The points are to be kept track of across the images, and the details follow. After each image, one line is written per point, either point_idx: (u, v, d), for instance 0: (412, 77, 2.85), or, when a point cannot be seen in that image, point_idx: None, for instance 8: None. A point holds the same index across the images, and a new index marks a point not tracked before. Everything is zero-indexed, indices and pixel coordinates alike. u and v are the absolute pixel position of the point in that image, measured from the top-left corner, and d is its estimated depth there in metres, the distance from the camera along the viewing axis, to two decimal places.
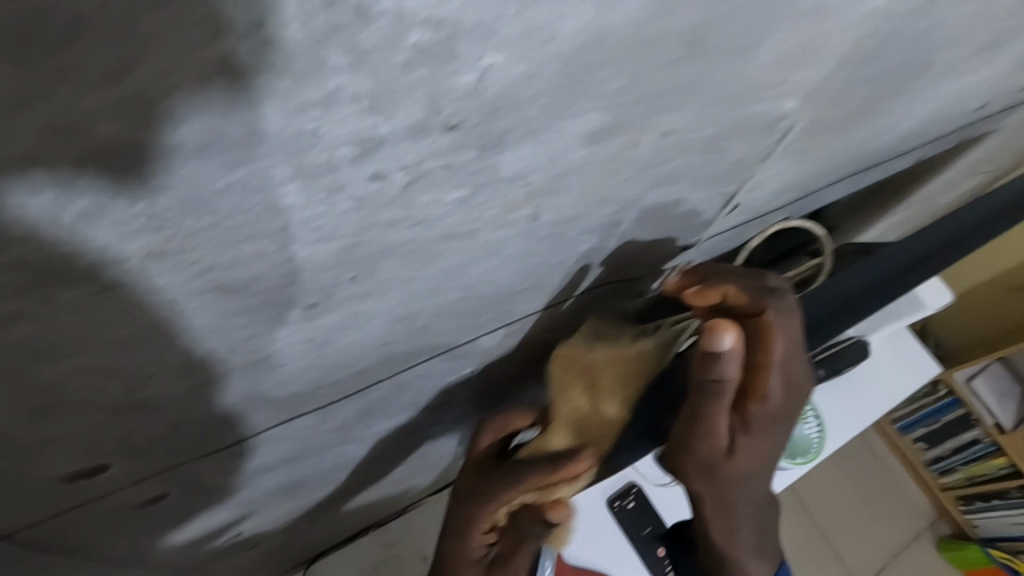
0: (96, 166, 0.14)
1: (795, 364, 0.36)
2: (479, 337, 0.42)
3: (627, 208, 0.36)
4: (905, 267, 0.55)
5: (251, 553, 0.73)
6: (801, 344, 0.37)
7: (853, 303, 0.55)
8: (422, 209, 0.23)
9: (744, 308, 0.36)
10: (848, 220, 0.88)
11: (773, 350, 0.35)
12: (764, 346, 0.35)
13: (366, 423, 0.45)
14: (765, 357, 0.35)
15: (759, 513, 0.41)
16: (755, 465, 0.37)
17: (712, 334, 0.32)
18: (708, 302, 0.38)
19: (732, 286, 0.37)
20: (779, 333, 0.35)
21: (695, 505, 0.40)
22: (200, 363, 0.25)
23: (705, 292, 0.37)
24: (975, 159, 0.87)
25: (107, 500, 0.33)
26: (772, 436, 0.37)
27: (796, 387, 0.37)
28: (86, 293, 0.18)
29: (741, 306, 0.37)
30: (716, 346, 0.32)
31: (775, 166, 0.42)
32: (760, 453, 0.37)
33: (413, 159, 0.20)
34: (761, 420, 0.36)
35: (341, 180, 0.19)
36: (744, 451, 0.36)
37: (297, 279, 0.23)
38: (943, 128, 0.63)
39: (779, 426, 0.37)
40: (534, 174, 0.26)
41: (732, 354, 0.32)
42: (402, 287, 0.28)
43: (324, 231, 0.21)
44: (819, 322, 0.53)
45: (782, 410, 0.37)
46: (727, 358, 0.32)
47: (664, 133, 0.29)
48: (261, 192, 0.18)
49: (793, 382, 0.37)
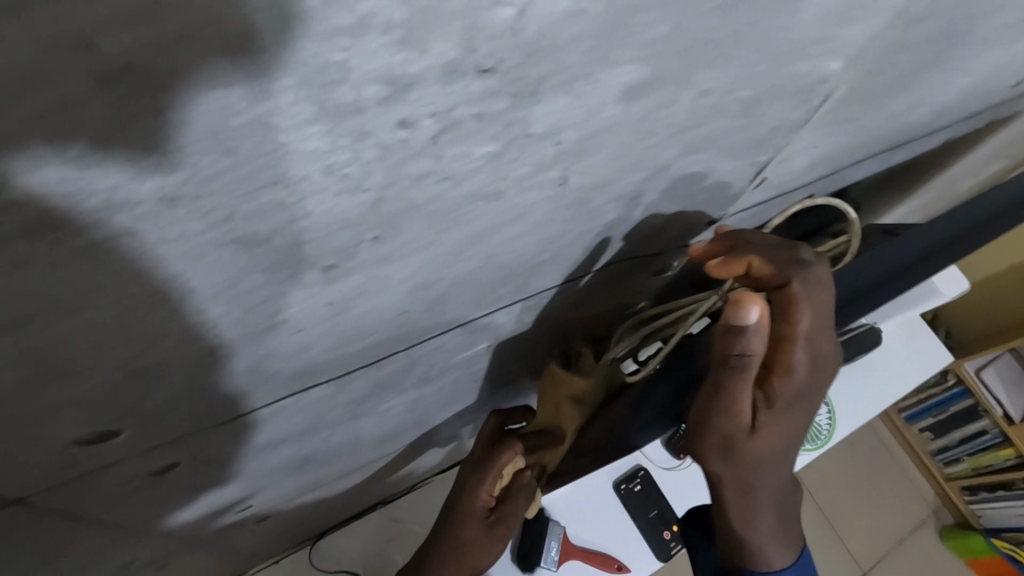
0: (105, 87, 0.13)
1: (823, 339, 0.34)
2: (498, 310, 0.41)
3: (655, 176, 0.34)
4: (932, 248, 0.53)
5: (261, 528, 0.73)
6: (830, 317, 0.34)
7: (878, 284, 0.54)
8: (451, 164, 0.22)
9: (770, 278, 0.35)
10: (868, 203, 0.86)
11: (799, 322, 0.33)
12: (788, 317, 0.33)
13: (379, 397, 0.45)
14: (790, 329, 0.33)
15: (780, 497, 0.38)
16: (779, 446, 0.35)
17: (738, 307, 0.29)
18: (731, 274, 0.37)
19: (757, 256, 0.35)
20: (805, 305, 0.33)
21: (714, 488, 0.37)
22: (215, 324, 0.24)
23: (728, 264, 0.36)
24: (1001, 142, 0.85)
25: (117, 468, 0.32)
26: (799, 415, 0.35)
27: (824, 363, 0.34)
28: (97, 240, 0.17)
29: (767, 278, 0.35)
30: (741, 317, 0.29)
31: (806, 137, 0.41)
32: (786, 434, 0.35)
33: (444, 105, 0.19)
34: (787, 397, 0.33)
35: (370, 125, 0.18)
36: (768, 430, 0.34)
37: (317, 235, 0.22)
38: (975, 106, 0.61)
39: (806, 405, 0.35)
40: (567, 132, 0.25)
41: (758, 326, 0.29)
42: (425, 251, 0.27)
43: (347, 181, 0.20)
44: (844, 303, 0.52)
45: (810, 388, 0.34)
46: (754, 330, 0.29)
47: (701, 92, 0.27)
48: (282, 133, 0.16)
49: (820, 358, 0.34)
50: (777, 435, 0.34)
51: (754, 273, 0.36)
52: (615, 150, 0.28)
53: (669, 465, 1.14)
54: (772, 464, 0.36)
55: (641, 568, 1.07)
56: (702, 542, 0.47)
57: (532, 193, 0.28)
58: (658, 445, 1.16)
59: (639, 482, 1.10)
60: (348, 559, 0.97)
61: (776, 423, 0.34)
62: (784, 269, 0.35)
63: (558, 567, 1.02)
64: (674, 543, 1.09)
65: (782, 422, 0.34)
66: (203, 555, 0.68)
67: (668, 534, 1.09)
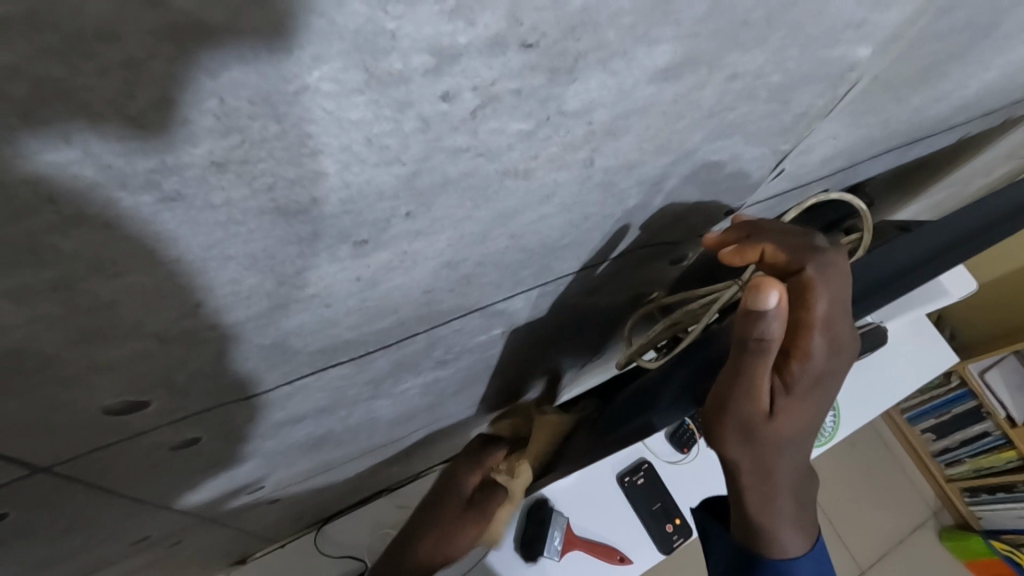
0: (171, 45, 0.13)
1: (840, 324, 0.34)
2: (516, 295, 0.42)
3: (679, 162, 0.34)
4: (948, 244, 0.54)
5: (271, 510, 0.74)
6: (847, 302, 0.35)
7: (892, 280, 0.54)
8: (487, 139, 0.22)
9: (782, 265, 0.36)
10: (881, 200, 0.86)
11: (815, 307, 0.33)
12: (803, 304, 0.33)
13: (395, 379, 0.45)
14: (806, 315, 0.33)
15: (796, 483, 0.39)
16: (797, 431, 0.35)
17: (756, 292, 0.29)
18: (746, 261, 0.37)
19: (771, 244, 0.36)
20: (821, 291, 0.33)
21: (731, 473, 0.37)
22: (248, 295, 0.24)
23: (743, 252, 0.37)
24: (1015, 141, 0.86)
25: (142, 440, 0.33)
26: (817, 401, 0.35)
27: (841, 349, 0.34)
28: (145, 203, 0.17)
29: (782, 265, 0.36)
30: (759, 302, 0.29)
31: (829, 126, 0.41)
32: (803, 420, 0.35)
33: (487, 78, 0.19)
34: (804, 383, 0.34)
35: (416, 94, 0.18)
36: (786, 414, 0.34)
37: (354, 207, 0.22)
38: (993, 104, 0.61)
39: (823, 392, 0.35)
40: (599, 112, 0.25)
41: (777, 311, 0.29)
42: (453, 228, 0.27)
43: (388, 152, 0.20)
44: (858, 297, 0.52)
45: (828, 374, 0.34)
46: (775, 314, 0.30)
47: (731, 76, 0.28)
48: (332, 99, 0.17)
49: (839, 343, 0.34)
50: (794, 420, 0.34)
51: (768, 260, 0.36)
52: (642, 133, 0.28)
53: (675, 458, 1.16)
54: (789, 450, 0.36)
55: (643, 560, 1.08)
56: (714, 527, 0.47)
57: (560, 174, 0.28)
58: (662, 438, 1.17)
59: (643, 476, 1.12)
60: (353, 544, 0.98)
61: (793, 408, 0.34)
62: (798, 256, 0.35)
63: (561, 557, 1.03)
64: (676, 536, 1.09)
65: (800, 407, 0.34)
66: (215, 534, 0.69)
67: (671, 527, 1.10)
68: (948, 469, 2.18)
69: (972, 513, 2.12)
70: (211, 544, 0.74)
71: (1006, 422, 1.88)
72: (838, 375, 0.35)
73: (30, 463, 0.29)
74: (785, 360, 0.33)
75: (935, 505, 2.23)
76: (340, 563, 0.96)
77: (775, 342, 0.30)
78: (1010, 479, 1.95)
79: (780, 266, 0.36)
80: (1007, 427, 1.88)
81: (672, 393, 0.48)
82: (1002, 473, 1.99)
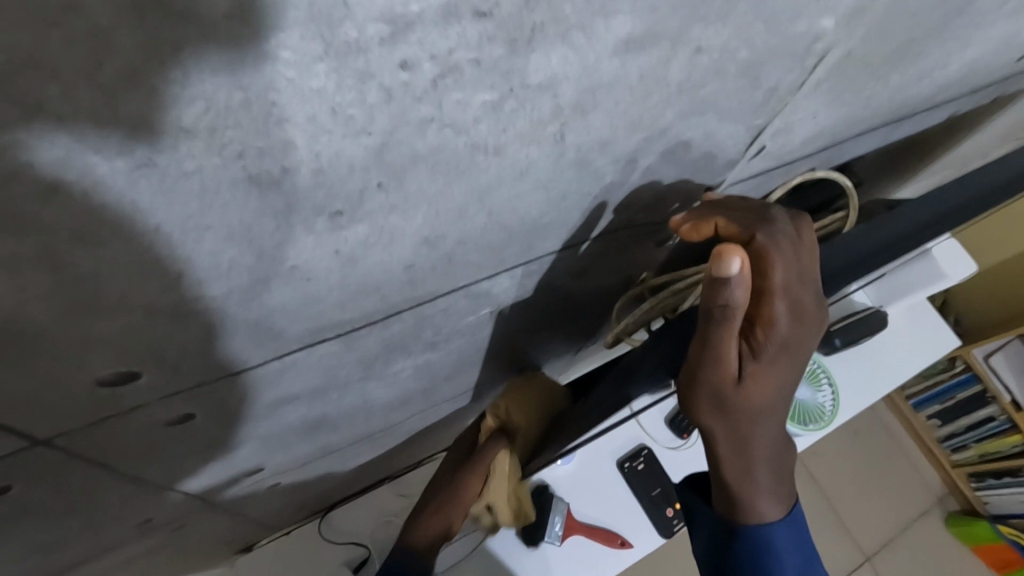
0: (131, 13, 0.14)
1: (803, 291, 0.35)
2: (499, 275, 0.43)
3: (654, 138, 0.35)
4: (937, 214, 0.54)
5: (275, 497, 0.76)
6: (810, 270, 0.36)
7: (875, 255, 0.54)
8: (452, 111, 0.23)
9: (737, 237, 0.37)
10: (873, 181, 0.87)
11: (773, 274, 0.34)
12: (762, 272, 0.34)
13: (385, 359, 0.46)
14: (766, 282, 0.34)
15: (775, 451, 0.39)
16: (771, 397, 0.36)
17: (720, 258, 0.30)
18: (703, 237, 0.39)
19: (723, 218, 0.37)
20: (777, 258, 0.34)
21: (707, 442, 0.38)
22: (229, 268, 0.25)
23: (698, 227, 0.38)
24: (1009, 120, 0.86)
25: (138, 415, 0.34)
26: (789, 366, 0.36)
27: (807, 315, 0.35)
28: (119, 171, 0.18)
29: (736, 236, 0.37)
30: (723, 268, 0.30)
31: (807, 101, 0.41)
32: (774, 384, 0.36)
33: (444, 48, 0.20)
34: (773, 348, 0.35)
35: (376, 65, 0.19)
36: (756, 381, 0.35)
37: (325, 179, 0.23)
38: (980, 80, 0.62)
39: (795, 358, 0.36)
40: (565, 85, 0.26)
41: (741, 278, 0.30)
42: (428, 204, 0.28)
43: (354, 123, 0.21)
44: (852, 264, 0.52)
45: (795, 340, 0.35)
46: (736, 282, 0.30)
47: (697, 51, 0.28)
48: (293, 69, 0.18)
49: (804, 309, 0.35)
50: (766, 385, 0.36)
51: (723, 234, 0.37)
52: (611, 108, 0.29)
53: (673, 444, 1.17)
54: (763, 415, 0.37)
55: (644, 544, 1.09)
56: (698, 502, 0.48)
57: (532, 149, 0.29)
58: (661, 423, 1.18)
59: (643, 461, 1.13)
60: (358, 530, 1.00)
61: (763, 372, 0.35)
62: (750, 226, 0.36)
63: (562, 541, 1.04)
64: (676, 520, 1.10)
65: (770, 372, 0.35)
66: (220, 520, 0.71)
67: (671, 511, 1.11)
68: (954, 454, 2.17)
69: (978, 498, 2.11)
70: (217, 530, 0.75)
71: (1010, 406, 1.87)
72: (807, 341, 0.36)
73: (30, 436, 0.30)
74: (750, 328, 0.34)
75: (942, 490, 2.23)
76: (345, 550, 0.97)
77: (741, 309, 0.31)
78: (1015, 463, 1.95)
79: (736, 238, 0.37)
80: (1012, 411, 1.87)
81: (654, 368, 0.48)
82: (1007, 457, 1.98)
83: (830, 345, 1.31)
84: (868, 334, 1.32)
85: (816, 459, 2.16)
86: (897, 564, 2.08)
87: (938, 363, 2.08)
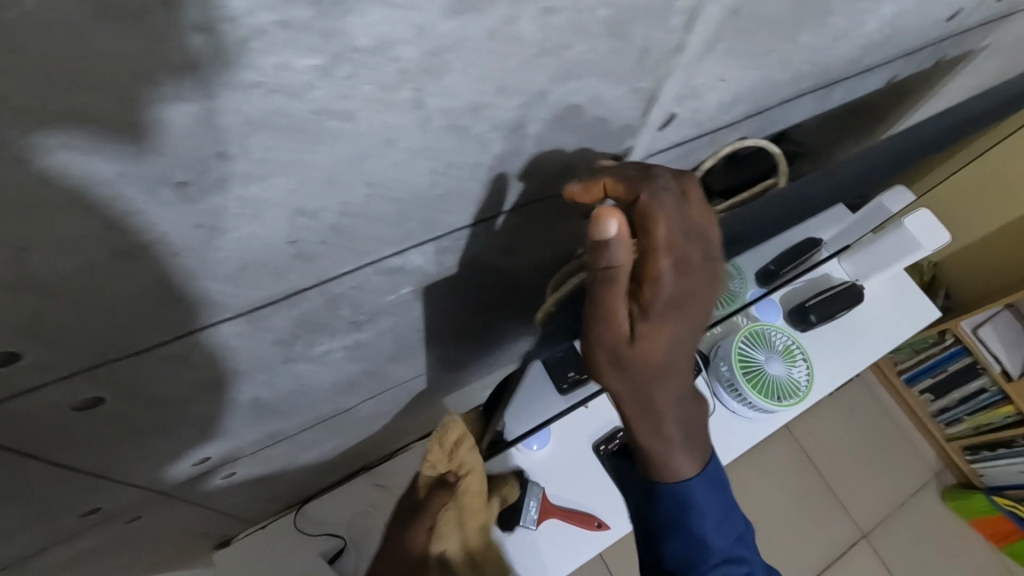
0: None
1: (690, 248, 0.36)
2: (408, 251, 0.43)
3: (535, 104, 0.35)
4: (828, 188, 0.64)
5: (242, 490, 0.77)
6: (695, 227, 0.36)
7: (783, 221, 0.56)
8: (277, 75, 0.24)
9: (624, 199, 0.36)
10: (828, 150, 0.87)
11: (657, 233, 0.35)
12: (647, 230, 0.35)
13: (308, 339, 0.47)
14: (650, 242, 0.35)
15: (683, 409, 0.41)
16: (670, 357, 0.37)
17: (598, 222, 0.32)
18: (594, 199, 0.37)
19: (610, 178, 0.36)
20: (662, 217, 0.35)
21: (616, 402, 0.40)
22: (82, 239, 0.26)
23: (588, 190, 0.37)
24: (960, 81, 0.85)
25: (40, 397, 0.35)
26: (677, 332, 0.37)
27: (694, 272, 0.36)
28: None
29: (621, 198, 0.36)
30: (601, 231, 0.32)
31: (703, 63, 0.41)
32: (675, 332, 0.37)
33: (237, 9, 0.20)
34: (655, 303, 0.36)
35: (166, 22, 0.20)
36: (648, 339, 0.36)
37: (154, 145, 0.24)
38: (911, 40, 0.62)
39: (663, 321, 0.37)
40: (403, 46, 0.26)
41: (619, 241, 0.32)
42: (288, 173, 0.29)
43: (164, 85, 0.22)
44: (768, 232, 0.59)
45: (683, 296, 0.36)
46: (615, 244, 0.32)
47: (547, 10, 0.29)
48: (69, 29, 0.18)
49: (691, 265, 0.36)
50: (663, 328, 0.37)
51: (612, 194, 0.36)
52: (469, 71, 0.30)
53: None
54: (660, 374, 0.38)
55: (621, 525, 1.10)
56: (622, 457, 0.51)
57: (392, 115, 0.29)
58: None
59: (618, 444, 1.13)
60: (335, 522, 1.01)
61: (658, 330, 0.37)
62: (634, 184, 0.36)
63: (536, 525, 1.05)
64: None
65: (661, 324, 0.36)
66: (183, 514, 0.72)
67: None
68: (949, 428, 2.17)
69: (974, 471, 2.11)
70: (184, 525, 0.77)
71: (1001, 377, 1.86)
72: (698, 298, 0.37)
73: None
74: (639, 287, 0.35)
75: (937, 464, 2.22)
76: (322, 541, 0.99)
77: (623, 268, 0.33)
78: (1008, 434, 1.94)
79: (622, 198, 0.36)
80: (1003, 381, 1.86)
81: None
82: (1001, 428, 1.97)
83: (806, 322, 1.30)
84: (843, 308, 1.32)
85: (810, 437, 2.15)
86: (895, 539, 2.07)
87: (929, 338, 2.08)
